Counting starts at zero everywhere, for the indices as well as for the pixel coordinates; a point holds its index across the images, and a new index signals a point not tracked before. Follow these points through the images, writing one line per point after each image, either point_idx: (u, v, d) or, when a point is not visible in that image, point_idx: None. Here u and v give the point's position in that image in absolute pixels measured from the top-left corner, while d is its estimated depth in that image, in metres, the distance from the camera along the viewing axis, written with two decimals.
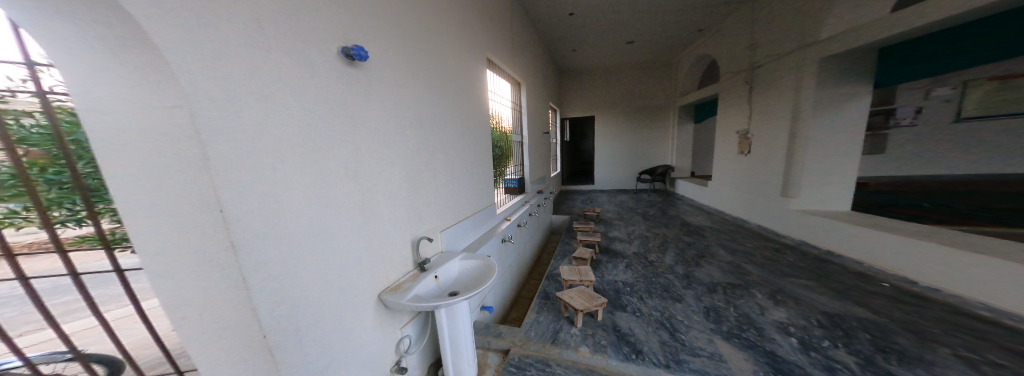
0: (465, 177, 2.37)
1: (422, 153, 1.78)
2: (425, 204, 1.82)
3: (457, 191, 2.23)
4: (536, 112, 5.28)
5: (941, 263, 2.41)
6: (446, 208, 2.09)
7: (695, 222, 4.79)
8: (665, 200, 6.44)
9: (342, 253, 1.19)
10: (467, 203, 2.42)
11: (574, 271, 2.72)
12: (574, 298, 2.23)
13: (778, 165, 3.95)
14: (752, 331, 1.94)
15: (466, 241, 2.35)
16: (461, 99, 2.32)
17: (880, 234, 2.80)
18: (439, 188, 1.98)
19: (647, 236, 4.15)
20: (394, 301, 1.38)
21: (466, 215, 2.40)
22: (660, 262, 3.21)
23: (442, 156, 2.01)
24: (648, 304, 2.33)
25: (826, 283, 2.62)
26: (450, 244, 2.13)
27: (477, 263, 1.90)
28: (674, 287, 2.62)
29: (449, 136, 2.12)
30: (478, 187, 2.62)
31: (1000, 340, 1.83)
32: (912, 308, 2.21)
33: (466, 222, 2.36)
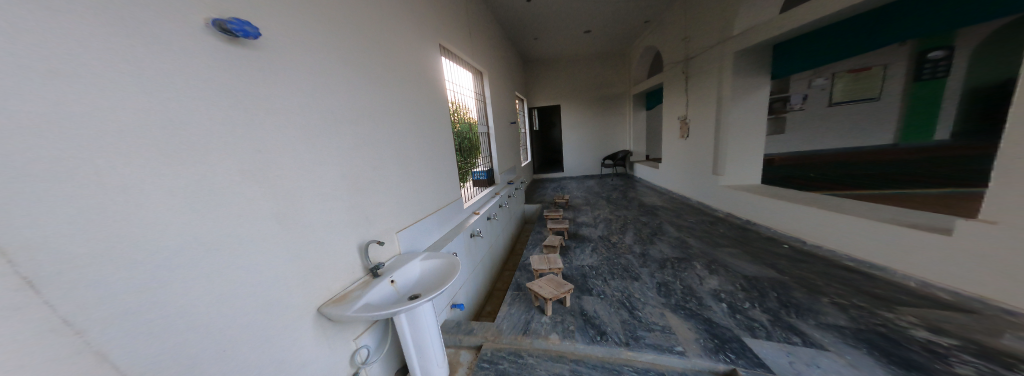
0: (423, 173, 2.27)
1: (362, 149, 1.63)
2: (374, 205, 1.70)
3: (414, 188, 2.12)
4: (501, 101, 5.19)
5: (820, 223, 2.91)
6: (404, 207, 2.00)
7: (650, 203, 5.21)
8: (626, 184, 6.88)
9: (249, 269, 1.05)
10: (428, 200, 2.33)
11: (543, 260, 2.80)
12: (544, 287, 2.31)
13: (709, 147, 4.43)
14: (695, 301, 2.20)
15: (429, 239, 2.27)
16: (412, 91, 2.18)
17: (781, 204, 3.28)
18: (391, 187, 1.86)
19: (611, 219, 4.41)
20: (339, 313, 1.27)
21: (427, 213, 2.30)
22: (621, 243, 3.48)
23: (390, 153, 1.88)
24: (611, 286, 2.51)
25: (748, 251, 3.04)
26: (411, 245, 2.04)
27: (438, 262, 1.77)
28: (632, 266, 2.86)
29: (399, 131, 1.99)
30: (439, 183, 2.53)
31: (863, 286, 2.30)
32: (806, 265, 2.67)
33: (427, 220, 2.27)
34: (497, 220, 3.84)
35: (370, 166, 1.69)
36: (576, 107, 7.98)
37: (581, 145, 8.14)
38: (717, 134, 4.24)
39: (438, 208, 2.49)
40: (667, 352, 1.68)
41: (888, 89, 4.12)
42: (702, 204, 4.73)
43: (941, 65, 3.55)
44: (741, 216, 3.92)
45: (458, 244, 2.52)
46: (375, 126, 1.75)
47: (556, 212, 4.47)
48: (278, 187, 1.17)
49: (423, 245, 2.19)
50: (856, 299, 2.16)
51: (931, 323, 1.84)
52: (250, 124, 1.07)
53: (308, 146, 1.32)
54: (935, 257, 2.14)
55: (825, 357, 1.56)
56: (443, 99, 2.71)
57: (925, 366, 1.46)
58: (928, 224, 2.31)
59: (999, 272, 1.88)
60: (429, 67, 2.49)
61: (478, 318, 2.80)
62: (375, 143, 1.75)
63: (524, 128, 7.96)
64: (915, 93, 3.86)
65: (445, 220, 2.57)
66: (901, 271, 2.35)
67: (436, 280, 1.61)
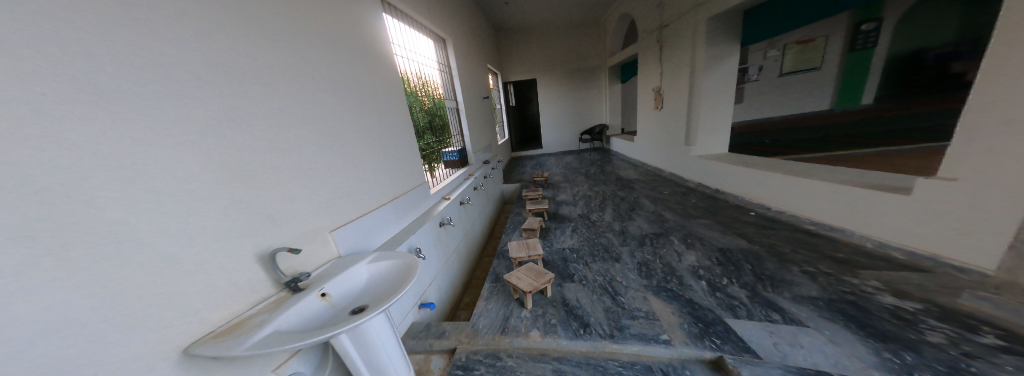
0: (368, 159, 1.88)
1: (264, 129, 1.21)
2: (297, 202, 1.33)
3: (355, 178, 1.74)
4: (471, 74, 4.69)
5: (782, 190, 2.91)
6: (346, 200, 1.64)
7: (626, 177, 5.14)
8: (604, 158, 6.77)
9: (55, 320, 0.65)
10: (379, 189, 1.96)
11: (522, 247, 2.59)
12: (523, 278, 2.12)
13: (682, 118, 4.34)
14: (675, 279, 2.12)
15: (385, 234, 1.94)
16: (343, 58, 1.73)
17: (751, 172, 3.23)
18: (317, 176, 1.47)
19: (590, 197, 4.27)
20: (223, 355, 0.83)
21: (377, 204, 1.93)
22: (601, 221, 3.33)
23: (311, 133, 1.46)
24: (593, 270, 2.39)
25: (721, 221, 3.03)
26: (361, 243, 1.69)
27: (390, 265, 1.39)
28: (612, 245, 2.75)
29: (324, 106, 1.56)
30: (392, 168, 2.15)
31: (824, 250, 2.30)
32: (771, 231, 2.69)
33: (378, 211, 1.91)
34: (473, 204, 3.52)
35: (280, 151, 1.28)
36: (551, 81, 7.57)
37: (559, 120, 7.83)
38: (689, 104, 4.13)
39: (393, 196, 2.13)
40: (653, 342, 1.59)
41: (826, 60, 4.03)
42: (676, 175, 4.70)
43: (872, 35, 3.53)
44: (712, 185, 3.91)
45: (423, 236, 2.21)
46: (281, 97, 1.31)
47: (535, 191, 4.23)
48: (113, 187, 0.76)
49: (377, 242, 1.86)
50: (822, 266, 2.12)
51: (893, 286, 1.83)
52: (14, 85, 0.63)
53: (169, 123, 0.89)
54: (896, 217, 2.08)
55: (807, 336, 1.54)
56: (391, 72, 2.26)
57: (900, 337, 1.48)
58: (889, 184, 2.25)
59: (965, 230, 1.77)
60: (368, 30, 2.02)
61: (454, 312, 2.64)
62: (287, 120, 1.33)
63: (499, 103, 7.51)
64: (848, 66, 3.87)
65: (405, 211, 2.23)
66: (861, 233, 2.31)
67: (386, 290, 1.24)
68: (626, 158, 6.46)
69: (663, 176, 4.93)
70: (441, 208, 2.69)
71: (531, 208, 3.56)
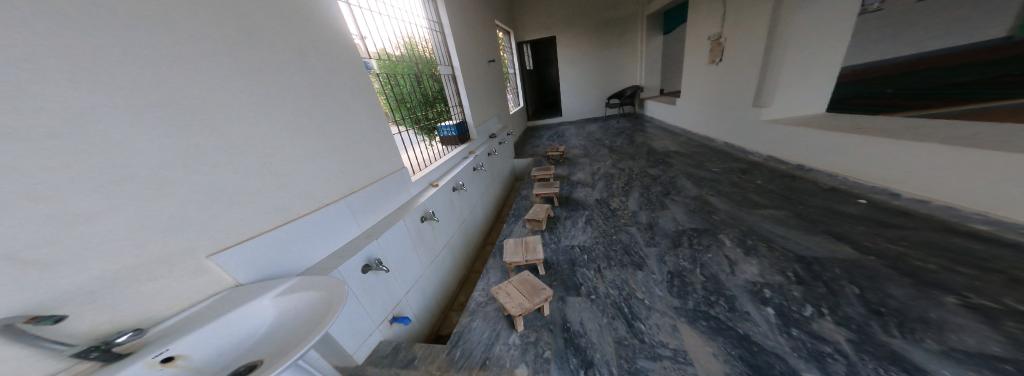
0: (307, 148, 1.50)
1: (100, 128, 0.85)
2: (180, 222, 1.01)
3: (285, 177, 1.38)
4: (472, 35, 4.03)
5: (927, 168, 1.98)
6: (269, 208, 1.30)
7: (659, 148, 4.30)
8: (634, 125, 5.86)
9: None
10: (325, 187, 1.59)
11: (517, 247, 2.11)
12: (515, 296, 1.69)
13: (750, 72, 3.34)
14: (721, 301, 1.56)
15: (334, 240, 1.60)
16: (252, 16, 1.28)
17: (867, 142, 2.27)
18: (218, 182, 1.12)
19: (613, 175, 3.58)
20: None
21: (320, 202, 1.55)
22: (623, 210, 2.68)
23: (208, 125, 1.09)
24: (606, 280, 1.89)
25: (794, 209, 2.25)
26: (292, 258, 1.38)
27: (303, 298, 1.13)
28: (634, 244, 2.17)
29: (226, 88, 1.16)
30: (349, 159, 1.76)
31: (1008, 269, 1.46)
32: (896, 233, 1.84)
33: (320, 212, 1.53)
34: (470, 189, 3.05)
35: (144, 155, 0.93)
36: (575, 38, 6.51)
37: (585, 84, 6.84)
38: (767, 53, 3.10)
39: (350, 191, 1.76)
40: None
41: None
42: (732, 146, 3.78)
43: None
44: (787, 158, 3.01)
45: (390, 237, 1.85)
46: (139, 81, 0.93)
47: (545, 171, 3.63)
48: None
49: (323, 250, 1.54)
50: (1010, 300, 1.31)
51: None
52: None
53: None
54: None
55: None
56: (339, 29, 1.77)
57: None
58: None
59: None
60: None
61: (446, 313, 2.47)
62: (157, 112, 0.96)
63: (511, 68, 6.74)
64: None
65: (368, 207, 1.87)
66: None
67: (299, 326, 1.02)
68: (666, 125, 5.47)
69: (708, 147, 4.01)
70: (422, 199, 2.27)
71: (537, 192, 3.00)
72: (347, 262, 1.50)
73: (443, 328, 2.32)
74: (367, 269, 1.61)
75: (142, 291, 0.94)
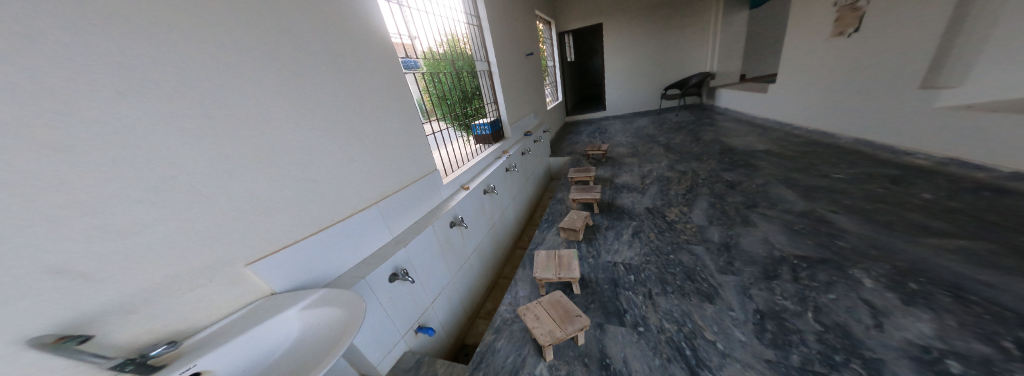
0: (338, 146, 1.38)
1: (136, 133, 0.78)
2: (219, 229, 0.94)
3: (315, 180, 1.27)
4: (511, 27, 3.79)
5: None
6: (300, 215, 1.19)
7: (735, 144, 3.49)
8: (701, 119, 5.04)
9: None
10: (357, 192, 1.47)
11: (550, 261, 1.80)
12: (546, 321, 1.40)
13: (918, 39, 2.17)
14: (853, 363, 1.08)
15: (364, 249, 1.48)
16: (288, 8, 1.19)
17: None
18: (253, 187, 1.04)
19: (669, 177, 3.02)
20: None
21: (350, 210, 1.42)
22: (684, 222, 2.16)
23: (245, 128, 1.02)
24: (660, 312, 1.53)
25: (978, 232, 1.51)
26: (321, 269, 1.26)
27: (327, 314, 1.00)
28: (699, 265, 1.72)
29: (260, 87, 1.07)
30: (383, 161, 1.65)
31: None
32: None
33: (350, 220, 1.41)
34: (502, 190, 2.82)
35: (186, 160, 0.87)
36: (626, 25, 5.87)
37: (638, 76, 6.17)
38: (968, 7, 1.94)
39: (383, 196, 1.64)
40: None
41: None
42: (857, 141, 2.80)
43: None
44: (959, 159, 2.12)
45: (418, 244, 1.70)
46: (175, 81, 0.85)
47: (584, 173, 3.26)
48: None
49: (352, 261, 1.41)
50: None
51: None
52: None
53: None
54: None
55: None
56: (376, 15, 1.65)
57: None
58: None
59: None
60: None
61: (472, 321, 2.28)
62: (194, 115, 0.89)
63: (551, 62, 6.39)
64: None
65: (399, 213, 1.74)
66: None
67: (312, 352, 0.88)
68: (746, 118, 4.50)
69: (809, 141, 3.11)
70: (452, 203, 2.10)
71: (574, 197, 2.66)
72: (375, 271, 1.38)
73: (468, 337, 2.13)
74: (394, 278, 1.48)
75: (182, 300, 0.87)
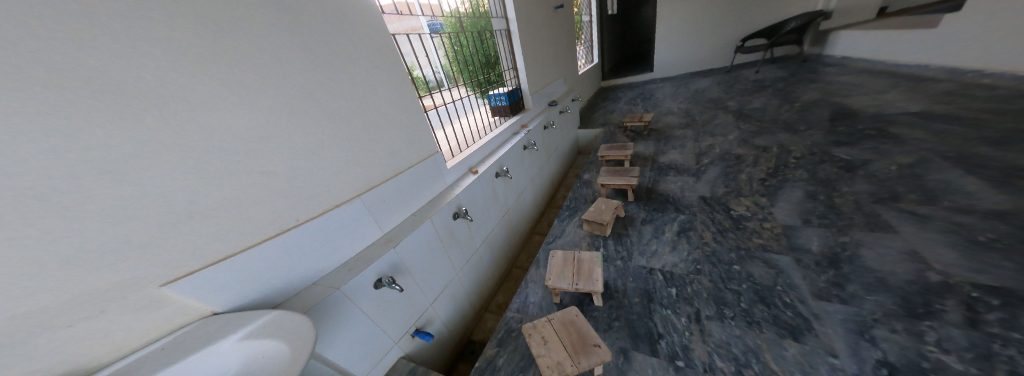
0: (320, 128, 1.06)
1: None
2: (125, 245, 0.67)
3: (280, 170, 0.95)
4: None
5: None
6: (251, 216, 0.89)
7: (858, 108, 2.51)
8: (794, 77, 3.86)
9: None
10: (338, 182, 1.15)
11: (566, 266, 1.46)
12: (554, 349, 1.11)
13: None
14: None
15: (345, 249, 1.21)
16: None
17: None
18: (190, 188, 0.76)
19: (737, 156, 2.34)
20: None
21: (327, 205, 1.11)
22: (755, 220, 1.62)
23: (169, 104, 0.70)
24: (710, 343, 1.12)
25: None
26: (283, 278, 0.99)
27: (267, 350, 0.75)
28: (778, 283, 1.23)
29: (186, 40, 0.72)
30: (375, 141, 1.30)
31: None
32: None
33: (326, 217, 1.11)
34: (518, 172, 2.47)
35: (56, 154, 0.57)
36: None
37: (706, 25, 4.95)
38: None
39: (373, 186, 1.32)
40: None
41: None
42: None
43: None
44: None
45: (413, 242, 1.44)
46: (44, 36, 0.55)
47: (621, 150, 2.71)
48: None
49: (329, 264, 1.15)
50: None
51: None
52: None
53: None
54: None
55: None
56: None
57: None
58: None
59: None
60: None
61: (482, 314, 2.11)
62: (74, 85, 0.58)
63: (590, 15, 5.46)
64: None
65: (393, 204, 1.44)
66: None
67: None
68: (872, 71, 3.22)
69: (1013, 92, 1.97)
70: (458, 190, 1.80)
71: (602, 182, 2.22)
72: (356, 278, 1.15)
73: (476, 333, 1.99)
74: (380, 285, 1.25)
75: (53, 338, 0.61)
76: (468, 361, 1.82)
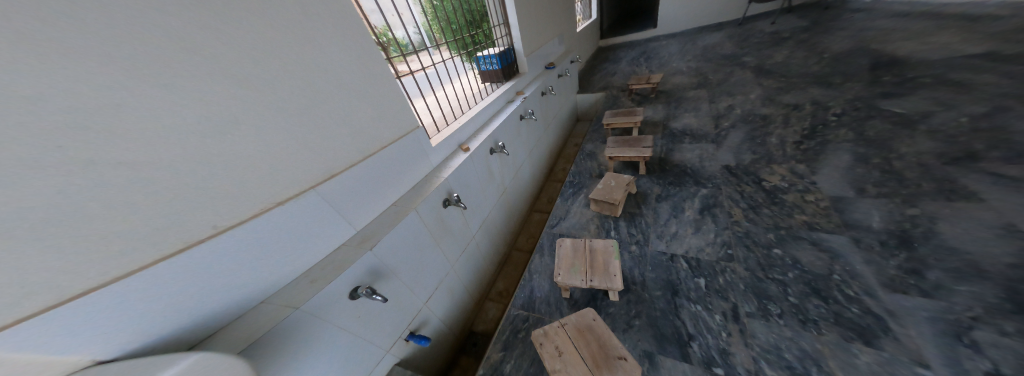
0: (218, 83, 0.63)
1: None
2: None
3: (166, 157, 0.58)
4: None
5: None
6: (109, 235, 0.53)
7: (898, 54, 2.18)
8: (814, 26, 3.46)
9: None
10: (272, 171, 0.76)
11: (577, 259, 1.25)
12: (571, 363, 0.90)
13: None
14: None
15: (296, 261, 0.87)
16: None
17: None
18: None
19: (763, 116, 2.03)
20: None
21: (259, 206, 0.75)
22: (791, 191, 1.39)
23: None
24: (755, 348, 0.97)
25: None
26: (192, 312, 0.66)
27: None
28: (835, 271, 1.06)
29: None
30: (328, 109, 0.90)
31: None
32: None
33: (257, 223, 0.74)
34: (514, 147, 2.15)
35: None
36: None
37: None
38: None
39: (333, 174, 0.93)
40: None
41: None
42: None
43: None
44: None
45: (394, 239, 1.12)
46: None
47: (629, 116, 2.40)
48: None
49: (290, 270, 0.86)
50: None
51: None
52: None
53: None
54: None
55: None
56: None
57: None
58: None
59: None
60: None
61: (482, 302, 1.91)
62: None
63: None
64: None
65: (365, 196, 1.07)
66: None
67: None
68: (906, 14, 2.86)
69: None
70: (446, 172, 1.45)
71: (611, 155, 1.93)
72: (328, 287, 0.86)
73: (477, 323, 1.79)
74: (355, 295, 0.94)
75: None
76: (470, 355, 1.64)
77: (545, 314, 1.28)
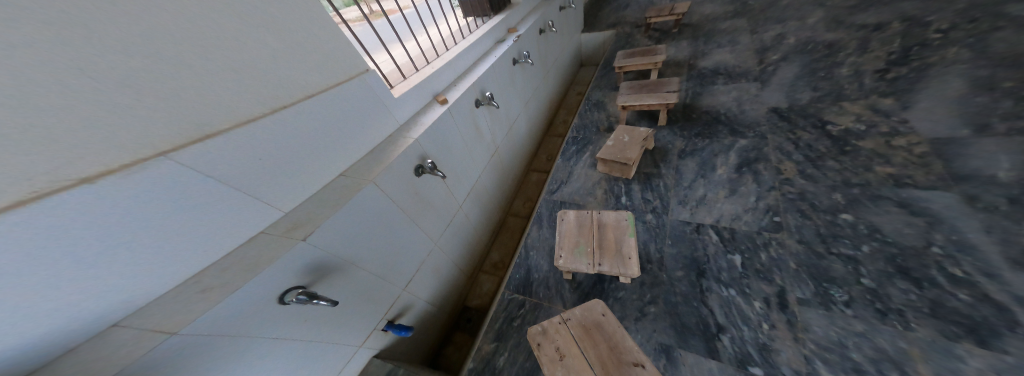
0: None
1: None
2: None
3: None
4: None
5: None
6: None
7: None
8: None
9: None
10: (28, 121, 0.37)
11: (582, 236, 1.00)
12: (576, 369, 0.70)
13: None
14: None
15: (170, 271, 0.54)
16: None
17: None
18: None
19: (827, 43, 1.55)
20: None
21: (13, 194, 0.37)
22: (871, 138, 1.03)
23: None
24: (808, 344, 0.73)
25: None
26: None
27: None
28: (935, 244, 0.77)
29: None
30: (166, 9, 0.47)
31: None
32: None
33: (23, 225, 0.38)
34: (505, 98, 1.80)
35: None
36: None
37: None
38: None
39: (207, 136, 0.55)
40: None
41: None
42: None
43: None
44: None
45: (349, 223, 0.79)
46: None
47: (649, 55, 1.94)
48: None
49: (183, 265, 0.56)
50: None
51: None
52: None
53: None
54: None
55: None
56: None
57: None
58: None
59: None
60: None
61: (476, 275, 1.73)
62: None
63: None
64: None
65: (292, 169, 0.71)
66: None
67: None
68: None
69: None
70: (417, 131, 1.08)
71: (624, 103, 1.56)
72: (244, 298, 0.59)
73: (471, 298, 1.64)
74: (288, 300, 0.67)
75: None
76: (463, 332, 1.52)
77: (542, 299, 1.08)
